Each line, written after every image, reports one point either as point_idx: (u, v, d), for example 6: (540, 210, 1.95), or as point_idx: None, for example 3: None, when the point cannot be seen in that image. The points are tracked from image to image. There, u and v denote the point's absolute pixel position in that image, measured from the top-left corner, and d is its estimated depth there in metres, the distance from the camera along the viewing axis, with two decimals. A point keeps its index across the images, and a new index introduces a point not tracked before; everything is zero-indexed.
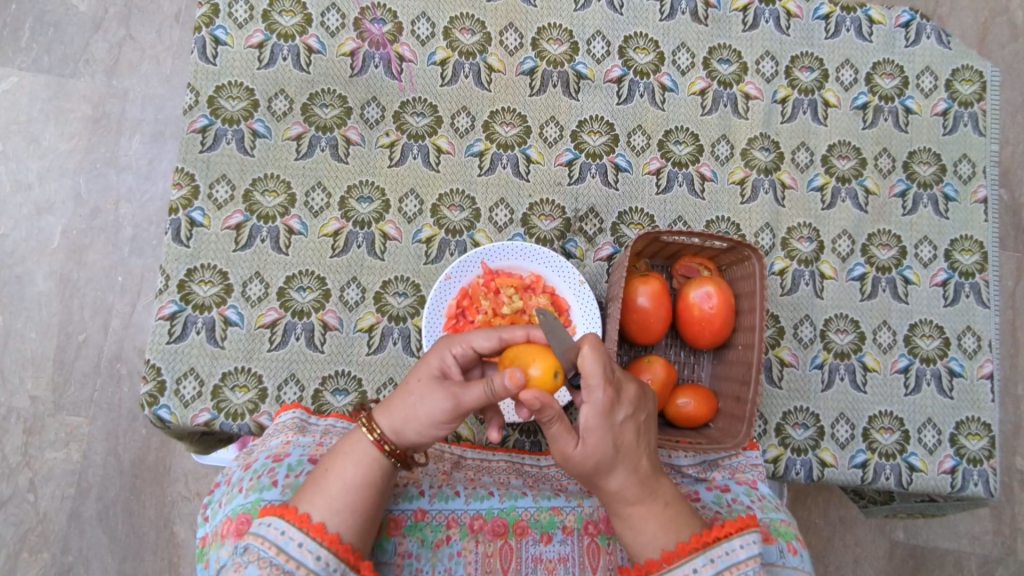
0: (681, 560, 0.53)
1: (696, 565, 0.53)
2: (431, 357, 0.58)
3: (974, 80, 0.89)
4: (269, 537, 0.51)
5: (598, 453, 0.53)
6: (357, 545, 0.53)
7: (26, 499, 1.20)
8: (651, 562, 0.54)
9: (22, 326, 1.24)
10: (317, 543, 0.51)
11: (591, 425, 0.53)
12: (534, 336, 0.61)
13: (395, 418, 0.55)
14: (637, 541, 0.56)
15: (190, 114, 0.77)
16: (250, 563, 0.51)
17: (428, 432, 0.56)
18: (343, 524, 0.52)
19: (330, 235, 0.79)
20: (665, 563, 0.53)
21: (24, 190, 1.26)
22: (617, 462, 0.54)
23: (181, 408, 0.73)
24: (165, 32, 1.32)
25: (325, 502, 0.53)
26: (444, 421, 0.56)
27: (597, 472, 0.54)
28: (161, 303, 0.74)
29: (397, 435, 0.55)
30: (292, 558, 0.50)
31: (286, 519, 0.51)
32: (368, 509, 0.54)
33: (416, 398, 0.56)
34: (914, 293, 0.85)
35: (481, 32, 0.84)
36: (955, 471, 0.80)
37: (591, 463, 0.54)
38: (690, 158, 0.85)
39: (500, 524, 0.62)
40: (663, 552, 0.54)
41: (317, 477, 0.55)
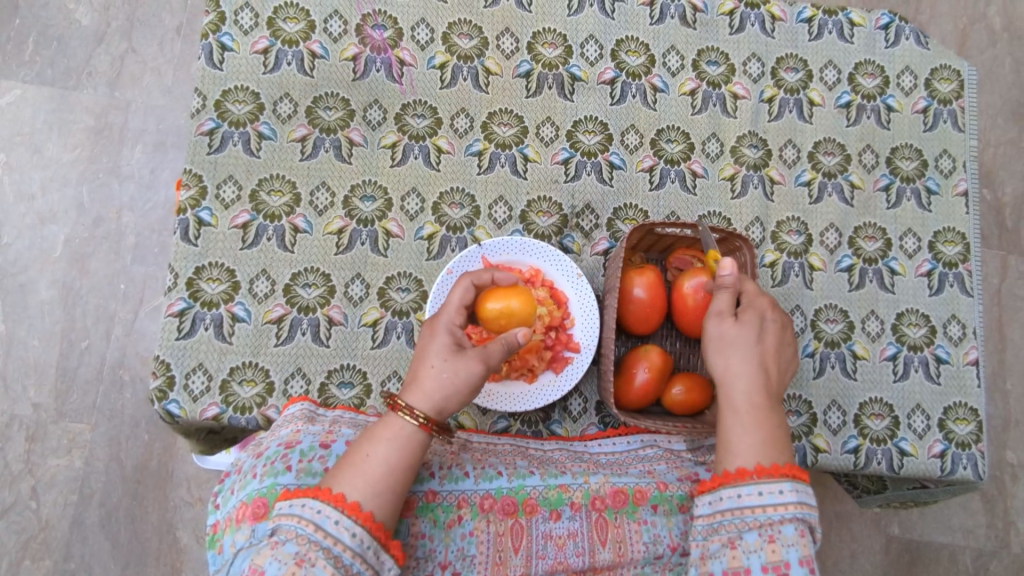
0: (771, 477, 0.57)
1: (783, 487, 0.57)
2: (438, 333, 0.63)
3: (952, 79, 0.93)
4: (305, 516, 0.52)
5: (743, 338, 0.64)
6: (389, 524, 0.55)
7: (29, 506, 1.20)
8: (742, 470, 0.58)
9: (25, 334, 1.25)
10: (352, 521, 0.53)
11: (746, 320, 0.65)
12: (498, 278, 0.70)
13: (435, 399, 0.59)
14: (738, 444, 0.60)
15: (198, 118, 0.80)
16: (287, 541, 0.52)
17: (466, 397, 0.61)
18: (378, 503, 0.54)
19: (334, 232, 0.82)
20: (754, 474, 0.58)
21: (28, 201, 1.28)
22: (751, 353, 0.64)
23: (190, 402, 0.74)
24: (167, 44, 1.35)
25: (362, 482, 0.55)
26: (479, 383, 0.61)
27: (735, 351, 0.64)
28: (171, 300, 0.76)
29: (439, 412, 0.59)
30: (329, 535, 0.52)
31: (321, 499, 0.53)
32: (401, 488, 0.56)
33: (449, 374, 0.60)
34: (900, 283, 0.88)
35: (478, 37, 0.87)
36: (945, 455, 0.82)
37: (744, 343, 0.64)
38: (682, 156, 0.88)
39: (510, 502, 0.64)
40: (759, 464, 0.58)
41: (351, 459, 0.56)
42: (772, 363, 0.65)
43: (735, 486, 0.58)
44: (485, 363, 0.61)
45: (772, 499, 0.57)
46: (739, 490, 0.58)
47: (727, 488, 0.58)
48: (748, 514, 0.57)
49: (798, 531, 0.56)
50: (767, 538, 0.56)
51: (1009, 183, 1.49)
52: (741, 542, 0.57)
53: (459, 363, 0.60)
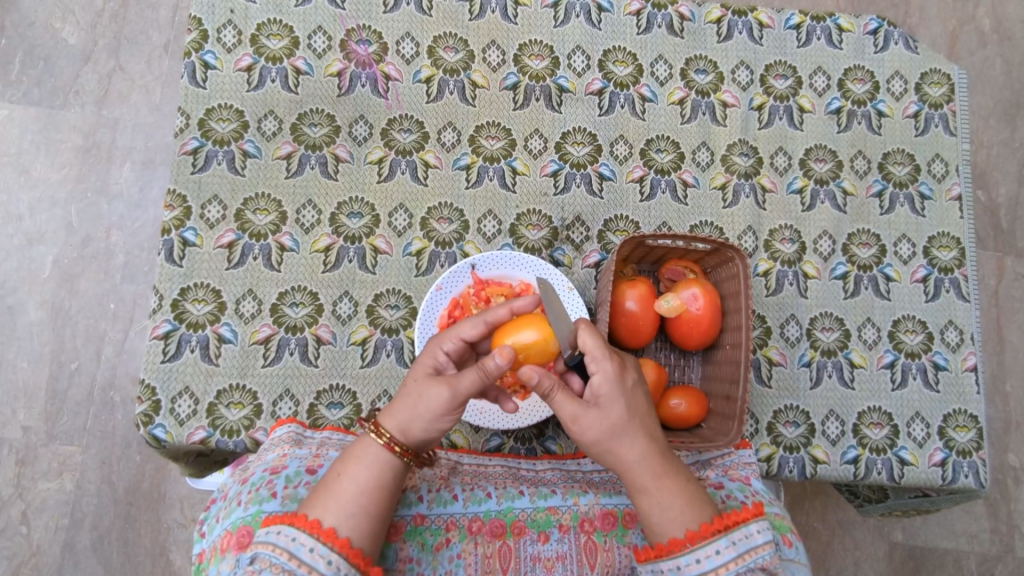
0: (705, 541, 0.55)
1: (719, 546, 0.55)
2: (424, 356, 0.62)
3: (943, 83, 0.92)
4: (279, 544, 0.51)
5: (617, 414, 0.58)
6: (367, 550, 0.53)
7: (19, 532, 1.18)
8: (674, 541, 0.55)
9: (14, 356, 1.23)
10: (327, 548, 0.51)
11: (605, 392, 0.58)
12: (515, 309, 0.66)
13: (399, 416, 0.57)
14: (664, 518, 0.56)
15: (181, 137, 0.79)
16: (263, 571, 0.51)
17: (433, 422, 0.57)
18: (354, 528, 0.53)
19: (321, 250, 0.80)
20: (688, 543, 0.55)
21: (16, 221, 1.27)
22: (632, 426, 0.58)
23: (176, 427, 0.73)
24: (155, 61, 1.34)
25: (336, 507, 0.53)
26: (446, 408, 0.57)
27: (622, 430, 0.58)
28: (155, 322, 0.75)
29: (405, 434, 0.57)
30: (303, 563, 0.51)
31: (296, 526, 0.52)
32: (379, 512, 0.55)
33: (415, 396, 0.58)
34: (896, 290, 0.87)
35: (464, 50, 0.87)
36: (946, 463, 0.81)
37: (625, 419, 0.58)
38: (672, 165, 0.88)
39: (498, 524, 0.63)
40: (688, 531, 0.56)
41: (329, 483, 0.55)
42: (653, 425, 0.60)
43: (673, 559, 0.55)
44: (449, 383, 0.57)
45: (713, 562, 0.55)
46: (679, 563, 0.55)
47: (667, 561, 0.55)
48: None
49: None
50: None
51: (1003, 184, 1.48)
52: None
53: (425, 384, 0.58)
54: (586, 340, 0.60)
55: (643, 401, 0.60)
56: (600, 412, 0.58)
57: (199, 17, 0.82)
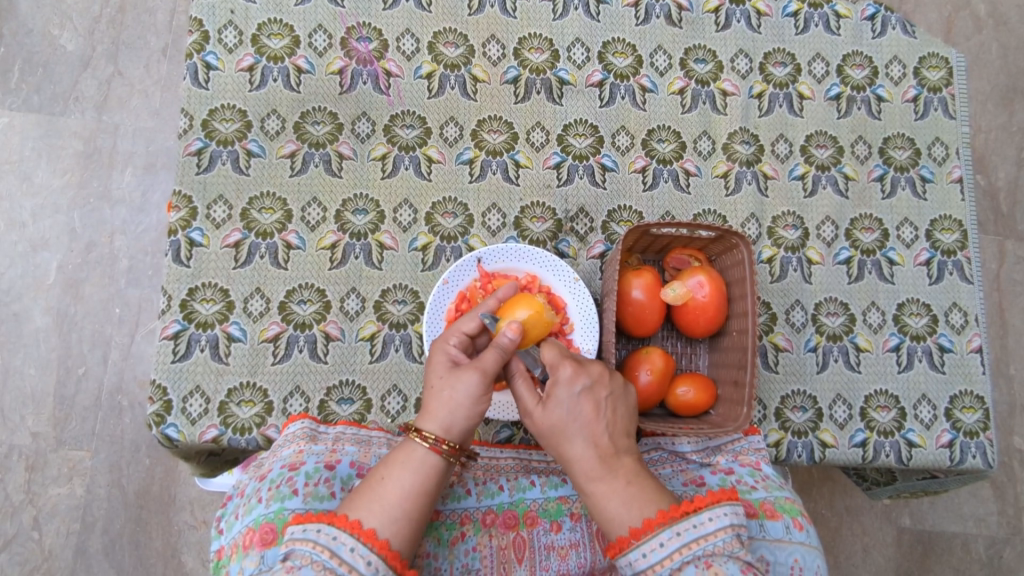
0: (649, 534, 0.54)
1: (663, 538, 0.54)
2: (437, 355, 0.63)
3: (941, 66, 0.92)
4: (321, 542, 0.51)
5: (554, 416, 0.59)
6: (405, 553, 0.53)
7: (31, 537, 1.19)
8: (617, 538, 0.55)
9: (21, 362, 1.24)
10: (368, 549, 0.52)
11: (550, 394, 0.59)
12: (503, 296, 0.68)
13: (441, 416, 0.58)
14: (605, 516, 0.56)
15: (185, 138, 0.79)
16: (302, 567, 0.51)
17: (474, 408, 0.59)
18: (394, 531, 0.53)
19: (328, 247, 0.81)
20: (632, 538, 0.54)
21: (19, 228, 1.27)
22: (574, 428, 0.58)
23: (188, 426, 0.73)
24: (154, 66, 1.35)
25: (379, 510, 0.54)
26: (482, 392, 0.59)
27: (560, 431, 0.59)
28: (165, 323, 0.75)
29: (449, 431, 0.58)
30: (344, 562, 0.51)
31: (337, 525, 0.52)
32: (419, 516, 0.55)
33: (448, 390, 0.59)
34: (899, 274, 0.87)
35: (464, 45, 0.87)
36: (953, 444, 0.81)
37: (563, 421, 0.59)
38: (674, 155, 0.88)
39: (511, 516, 0.64)
40: (630, 529, 0.55)
41: (371, 485, 0.56)
42: (600, 428, 0.58)
43: (623, 555, 0.54)
44: (478, 370, 0.59)
45: (657, 555, 0.53)
46: (629, 559, 0.54)
47: (619, 558, 0.54)
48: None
49: (703, 570, 0.53)
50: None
51: (1003, 168, 1.49)
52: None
53: (454, 376, 0.59)
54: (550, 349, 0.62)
55: (591, 404, 0.59)
56: (541, 414, 0.60)
57: (200, 18, 0.82)
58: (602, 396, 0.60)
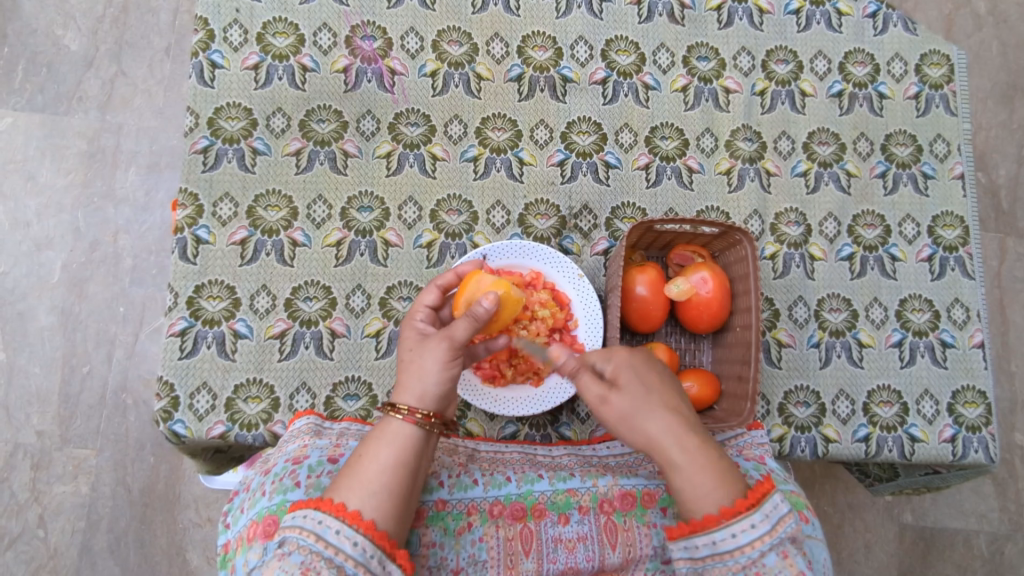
0: (740, 515, 0.54)
1: (754, 520, 0.54)
2: (407, 334, 0.65)
3: (942, 63, 0.93)
4: (307, 527, 0.52)
5: (632, 395, 0.59)
6: (392, 531, 0.53)
7: (36, 535, 1.19)
8: (708, 517, 0.54)
9: (26, 361, 1.24)
10: (353, 530, 0.52)
11: (620, 370, 0.60)
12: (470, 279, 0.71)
13: (414, 387, 0.60)
14: (695, 494, 0.56)
15: (191, 136, 0.80)
16: (293, 552, 0.52)
17: (444, 373, 0.61)
18: (377, 509, 0.53)
19: (333, 244, 0.81)
20: (721, 518, 0.54)
21: (23, 227, 1.28)
22: (656, 401, 0.59)
23: (195, 422, 0.74)
24: (157, 65, 1.35)
25: (358, 488, 0.54)
26: (449, 359, 0.61)
27: (641, 409, 0.58)
28: (171, 320, 0.76)
29: (422, 398, 0.59)
30: (330, 545, 0.51)
31: (322, 509, 0.53)
32: (402, 492, 0.55)
33: (418, 361, 0.61)
34: (902, 269, 0.88)
35: (468, 43, 0.87)
36: (955, 439, 0.82)
37: (639, 399, 0.58)
38: (677, 152, 0.88)
39: (518, 508, 0.64)
40: (721, 506, 0.55)
41: (352, 466, 0.56)
42: (677, 402, 0.59)
43: (707, 534, 0.54)
44: (447, 339, 0.61)
45: (748, 536, 0.54)
46: (713, 538, 0.54)
47: (700, 537, 0.54)
48: (730, 558, 0.54)
49: (781, 556, 0.54)
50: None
51: (1003, 165, 1.49)
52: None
53: (421, 348, 0.62)
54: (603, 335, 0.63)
55: (654, 380, 0.60)
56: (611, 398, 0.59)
57: (205, 17, 0.82)
58: (662, 373, 0.61)
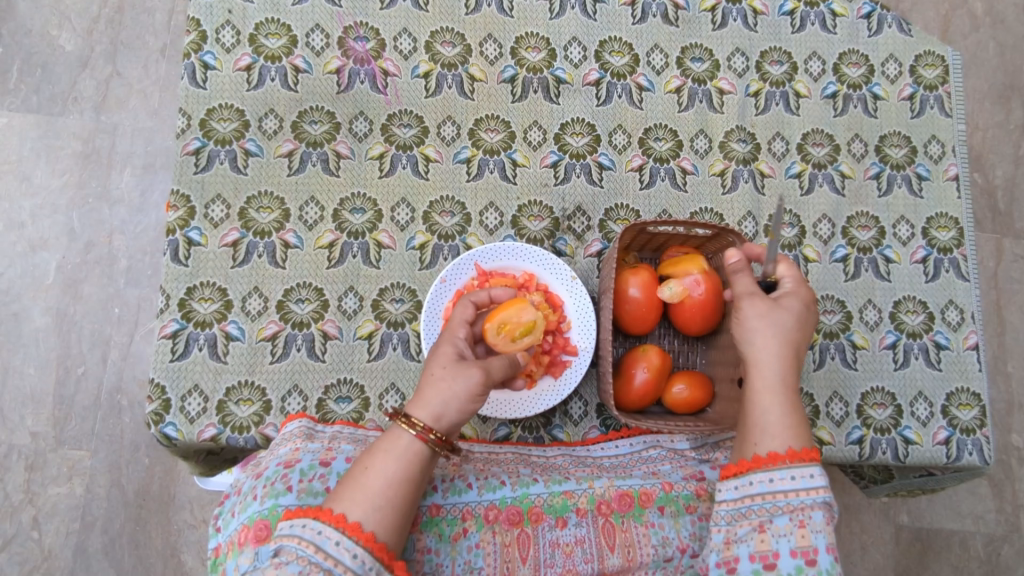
0: (801, 462, 0.58)
1: (813, 471, 0.57)
2: (445, 343, 0.62)
3: (937, 65, 0.93)
4: (305, 537, 0.52)
5: (788, 323, 0.64)
6: (391, 544, 0.54)
7: (31, 537, 1.19)
8: (772, 454, 0.59)
9: (20, 363, 1.24)
10: (353, 542, 0.52)
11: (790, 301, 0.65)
12: (495, 295, 0.71)
13: (433, 406, 0.58)
14: (768, 429, 0.60)
15: (183, 138, 0.79)
16: (289, 562, 0.51)
17: (466, 405, 0.59)
18: (379, 523, 0.54)
19: (326, 246, 0.81)
20: (785, 458, 0.58)
21: (18, 228, 1.28)
22: (790, 336, 0.64)
23: (187, 424, 0.73)
24: (152, 66, 1.35)
25: (363, 501, 0.54)
26: (478, 392, 0.59)
27: (779, 342, 0.63)
28: (163, 322, 0.76)
29: (437, 421, 0.58)
30: (329, 556, 0.51)
31: (322, 520, 0.53)
32: (404, 505, 0.55)
33: (447, 381, 0.59)
34: (896, 271, 0.88)
35: (461, 44, 0.87)
36: (949, 441, 0.82)
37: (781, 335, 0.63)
38: (671, 154, 0.88)
39: (515, 512, 0.64)
40: (789, 449, 0.59)
41: (355, 476, 0.56)
42: (796, 350, 0.64)
43: (767, 470, 0.58)
44: (482, 369, 0.59)
45: (805, 483, 0.57)
46: (771, 475, 0.58)
47: (757, 473, 0.58)
48: (780, 499, 0.57)
49: (829, 518, 0.57)
50: (797, 522, 0.56)
51: (1000, 166, 1.49)
52: (771, 526, 0.57)
53: (459, 370, 0.59)
54: (784, 270, 0.68)
55: (798, 325, 0.65)
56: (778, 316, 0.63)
57: (197, 18, 0.82)
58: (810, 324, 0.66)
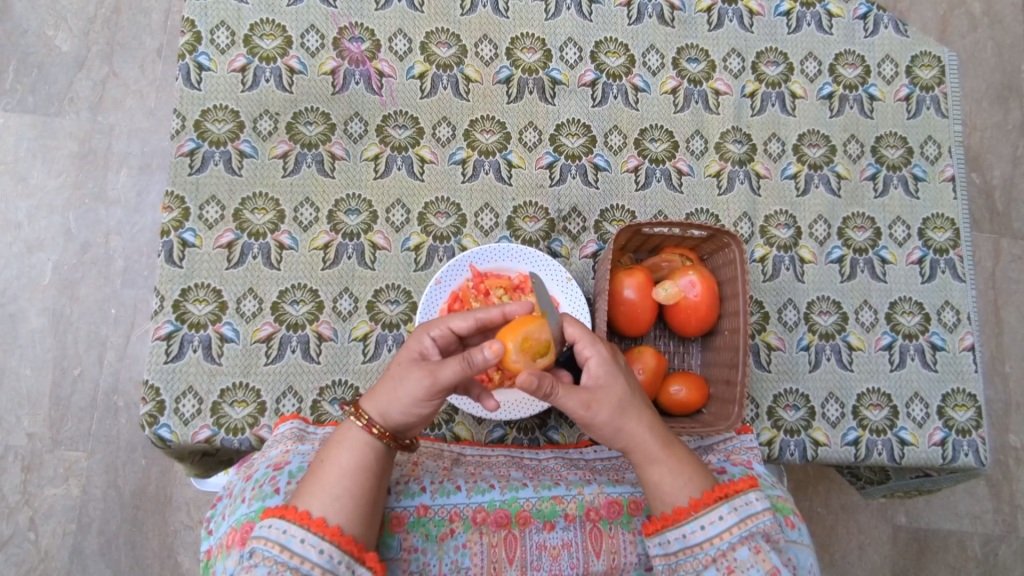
0: (707, 507, 0.58)
1: (721, 512, 0.58)
2: (412, 341, 0.62)
3: (933, 65, 0.93)
4: (271, 537, 0.52)
5: (613, 398, 0.59)
6: (359, 535, 0.54)
7: (27, 538, 1.19)
8: (679, 510, 0.58)
9: (17, 363, 1.24)
10: (318, 537, 0.52)
11: (601, 374, 0.60)
12: (509, 313, 0.65)
13: (380, 402, 0.58)
14: (671, 488, 0.59)
15: (178, 138, 0.79)
16: (258, 564, 0.52)
17: (412, 408, 0.58)
18: (342, 515, 0.54)
19: (321, 247, 0.81)
20: (692, 510, 0.58)
21: (15, 229, 1.27)
22: (635, 402, 0.60)
23: (181, 426, 0.73)
24: (149, 66, 1.35)
25: (322, 495, 0.54)
26: (426, 397, 0.57)
27: (620, 420, 0.59)
28: (157, 323, 0.75)
29: (383, 418, 0.58)
30: (295, 554, 0.52)
31: (286, 518, 0.53)
32: (366, 494, 0.56)
33: (395, 382, 0.58)
34: (892, 272, 0.87)
35: (457, 45, 0.87)
36: (945, 442, 0.81)
37: (614, 416, 0.59)
38: (666, 155, 0.88)
39: (502, 515, 0.63)
40: (691, 499, 0.58)
41: (315, 471, 0.56)
42: (649, 407, 0.62)
43: (679, 527, 0.58)
44: (432, 375, 0.57)
45: (716, 528, 0.57)
46: (684, 531, 0.58)
47: (672, 530, 0.58)
48: (700, 550, 0.57)
49: (753, 549, 0.57)
50: (725, 569, 0.57)
51: (998, 166, 1.49)
52: None
53: (411, 374, 0.58)
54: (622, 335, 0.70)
55: (627, 389, 0.60)
56: (588, 417, 0.59)
57: (192, 19, 0.82)
58: (634, 383, 0.63)
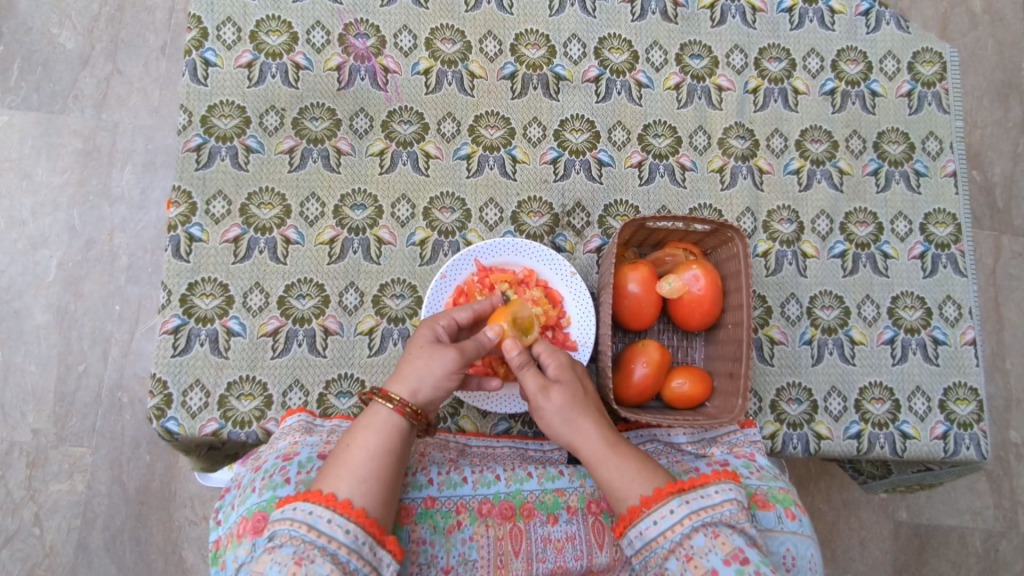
0: (657, 503, 0.58)
1: (671, 506, 0.58)
2: (422, 330, 0.65)
3: (935, 61, 0.93)
4: (298, 518, 0.52)
5: (566, 392, 0.64)
6: (382, 518, 0.54)
7: (32, 533, 1.20)
8: (632, 508, 0.59)
9: (22, 360, 1.24)
10: (345, 518, 0.52)
11: (562, 372, 0.66)
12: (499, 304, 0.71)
13: (409, 381, 0.61)
14: (620, 485, 0.60)
15: (184, 134, 0.80)
16: (283, 545, 0.51)
17: (445, 382, 0.62)
18: (368, 498, 0.54)
19: (326, 242, 0.82)
20: (643, 506, 0.58)
21: (19, 226, 1.28)
22: (587, 404, 0.65)
23: (188, 419, 0.74)
24: (152, 63, 1.35)
25: (349, 476, 0.55)
26: (456, 370, 0.62)
27: (569, 412, 0.64)
28: (165, 317, 0.76)
29: (414, 396, 0.60)
30: (322, 534, 0.52)
31: (312, 500, 0.53)
32: (389, 478, 0.56)
33: (424, 360, 0.62)
34: (894, 267, 0.88)
35: (461, 40, 0.88)
36: (946, 436, 0.82)
37: (565, 406, 0.64)
38: (670, 150, 0.89)
39: (507, 506, 0.64)
40: (642, 497, 0.59)
41: (339, 454, 0.57)
42: (603, 412, 0.66)
43: (634, 525, 0.58)
44: (458, 350, 0.63)
45: (668, 521, 0.57)
46: (639, 528, 0.58)
47: (631, 529, 0.58)
48: (657, 546, 0.57)
49: (709, 536, 0.56)
50: (685, 558, 0.56)
51: (998, 163, 1.50)
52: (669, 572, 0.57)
53: (440, 351, 0.62)
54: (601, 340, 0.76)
55: (581, 391, 0.66)
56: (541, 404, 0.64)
57: (198, 15, 0.82)
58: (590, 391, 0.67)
